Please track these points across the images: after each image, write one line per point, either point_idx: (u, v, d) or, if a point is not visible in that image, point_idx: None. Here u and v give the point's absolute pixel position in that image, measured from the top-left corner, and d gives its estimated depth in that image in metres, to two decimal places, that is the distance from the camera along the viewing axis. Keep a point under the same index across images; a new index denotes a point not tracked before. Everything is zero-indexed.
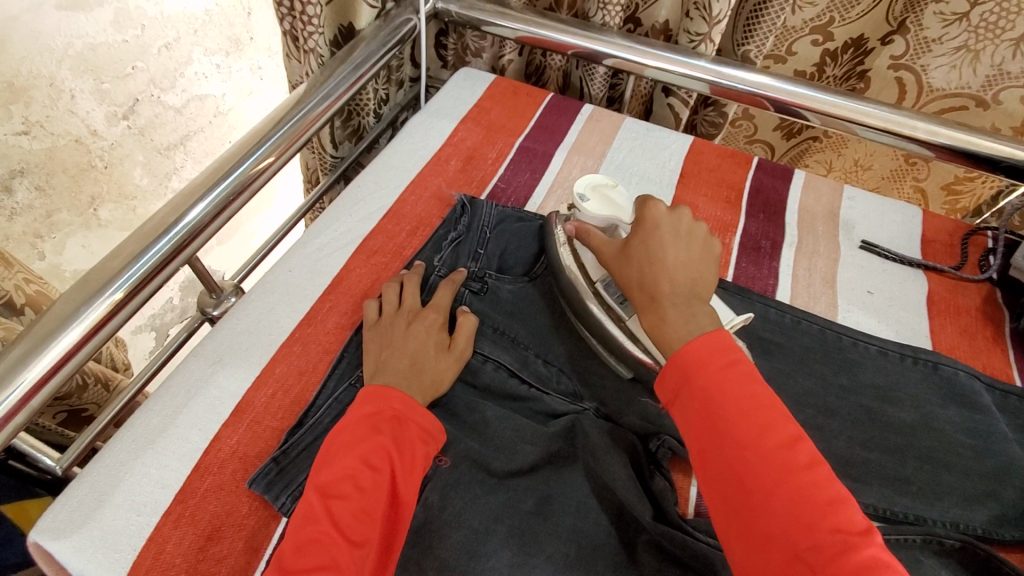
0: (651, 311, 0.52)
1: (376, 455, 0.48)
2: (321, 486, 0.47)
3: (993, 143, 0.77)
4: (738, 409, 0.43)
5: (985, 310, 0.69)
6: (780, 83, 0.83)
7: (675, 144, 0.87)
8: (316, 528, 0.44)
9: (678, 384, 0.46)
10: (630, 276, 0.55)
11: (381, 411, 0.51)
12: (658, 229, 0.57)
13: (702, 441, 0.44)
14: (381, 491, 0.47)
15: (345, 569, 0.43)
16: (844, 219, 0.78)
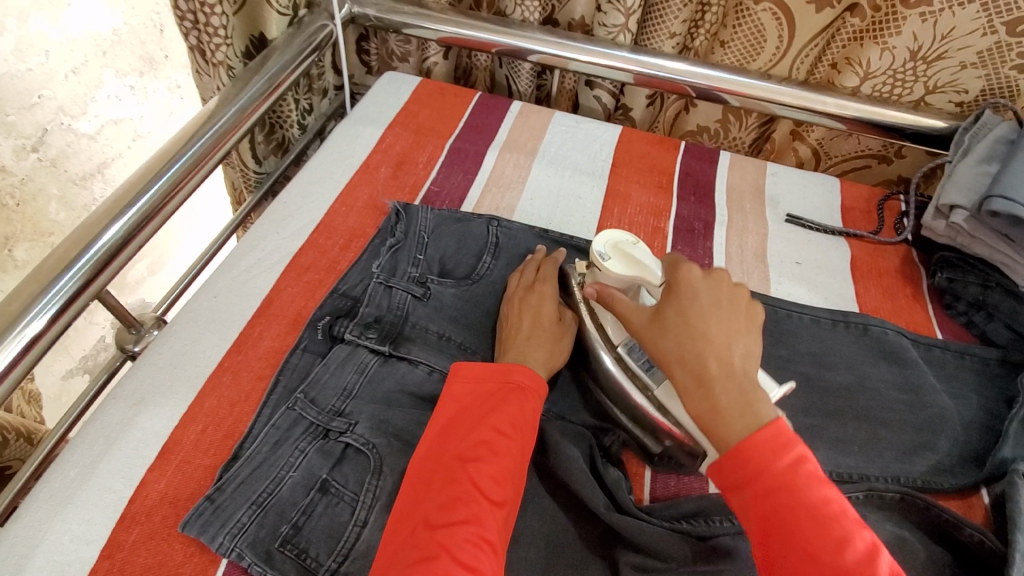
0: (699, 397, 0.46)
1: (510, 421, 0.50)
2: (454, 458, 0.48)
3: (897, 112, 0.81)
4: (808, 519, 0.40)
5: (904, 270, 0.72)
6: (695, 67, 0.86)
7: (605, 135, 0.88)
8: (452, 494, 0.45)
9: (742, 480, 0.43)
10: (668, 351, 0.49)
11: (515, 379, 0.53)
12: (692, 297, 0.50)
13: (772, 549, 0.40)
14: (515, 457, 0.48)
15: (489, 526, 0.44)
16: (769, 195, 0.81)
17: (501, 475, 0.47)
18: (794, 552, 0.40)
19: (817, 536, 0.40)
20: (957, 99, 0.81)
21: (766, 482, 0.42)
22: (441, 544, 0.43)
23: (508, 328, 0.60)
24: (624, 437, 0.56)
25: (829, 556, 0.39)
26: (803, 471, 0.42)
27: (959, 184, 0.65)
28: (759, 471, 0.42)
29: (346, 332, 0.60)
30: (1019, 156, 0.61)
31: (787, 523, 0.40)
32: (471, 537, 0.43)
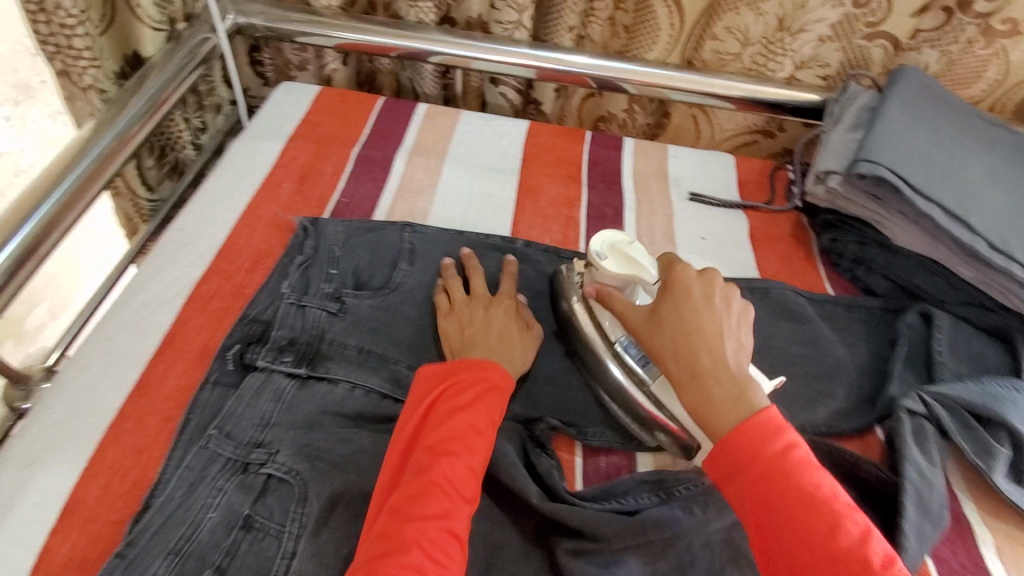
0: (695, 389, 0.47)
1: (482, 418, 0.50)
2: (426, 452, 0.47)
3: (776, 89, 0.87)
4: (801, 505, 0.41)
5: (796, 235, 0.78)
6: (592, 59, 0.88)
7: (512, 130, 0.89)
8: (422, 489, 0.45)
9: (734, 468, 0.44)
10: (666, 349, 0.50)
11: (487, 376, 0.53)
12: (688, 294, 0.51)
13: (766, 534, 0.42)
14: (485, 454, 0.49)
15: (457, 521, 0.44)
16: (672, 176, 0.85)
17: (471, 473, 0.47)
18: (787, 535, 0.41)
19: (809, 525, 0.41)
20: (823, 73, 0.88)
21: (758, 467, 0.43)
22: (412, 540, 0.42)
23: (475, 330, 0.59)
24: (553, 427, 0.58)
25: (821, 538, 0.40)
26: (795, 457, 0.43)
27: (832, 152, 0.70)
28: (748, 455, 0.43)
29: (259, 359, 0.57)
30: (879, 123, 0.67)
31: (780, 510, 0.41)
32: (441, 533, 0.43)
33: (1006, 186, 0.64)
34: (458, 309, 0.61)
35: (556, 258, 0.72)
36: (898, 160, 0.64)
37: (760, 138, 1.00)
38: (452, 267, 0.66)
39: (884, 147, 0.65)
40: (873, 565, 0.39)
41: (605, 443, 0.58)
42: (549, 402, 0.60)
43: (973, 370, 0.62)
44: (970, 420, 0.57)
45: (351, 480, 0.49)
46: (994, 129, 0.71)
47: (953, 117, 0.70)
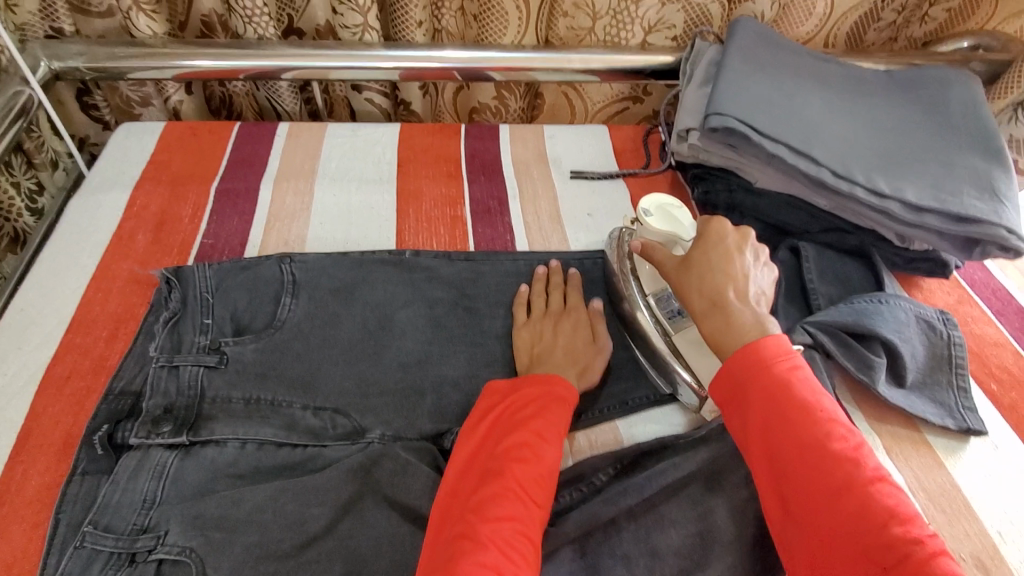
0: (712, 318, 0.51)
1: (549, 428, 0.51)
2: (504, 456, 0.48)
3: (633, 56, 0.89)
4: (798, 413, 0.44)
5: (674, 193, 0.82)
6: (453, 51, 0.87)
7: (384, 136, 0.86)
8: (501, 487, 0.45)
9: (738, 386, 0.47)
10: (691, 285, 0.53)
11: (555, 383, 0.54)
12: (716, 236, 0.54)
13: (761, 431, 0.45)
14: (555, 463, 0.49)
15: (530, 524, 0.44)
16: (551, 158, 0.86)
17: (543, 479, 0.47)
18: (783, 441, 0.44)
19: (803, 430, 0.43)
20: (671, 34, 0.91)
21: (761, 379, 0.46)
22: (483, 539, 0.42)
23: (542, 340, 0.61)
24: None
25: (820, 450, 0.42)
26: (798, 375, 0.46)
27: (686, 108, 0.73)
28: (755, 375, 0.46)
29: (131, 436, 0.52)
30: (723, 76, 0.70)
31: (785, 427, 0.44)
32: (512, 532, 0.43)
33: (841, 116, 0.69)
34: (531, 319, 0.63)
35: (447, 260, 0.69)
36: (744, 108, 0.67)
37: (630, 104, 1.02)
38: (542, 281, 0.67)
39: (729, 98, 0.68)
40: (864, 469, 0.41)
41: None
42: (458, 408, 0.57)
43: (843, 291, 0.67)
44: (847, 339, 0.61)
45: (251, 542, 0.45)
46: (823, 64, 0.76)
47: (787, 59, 0.75)
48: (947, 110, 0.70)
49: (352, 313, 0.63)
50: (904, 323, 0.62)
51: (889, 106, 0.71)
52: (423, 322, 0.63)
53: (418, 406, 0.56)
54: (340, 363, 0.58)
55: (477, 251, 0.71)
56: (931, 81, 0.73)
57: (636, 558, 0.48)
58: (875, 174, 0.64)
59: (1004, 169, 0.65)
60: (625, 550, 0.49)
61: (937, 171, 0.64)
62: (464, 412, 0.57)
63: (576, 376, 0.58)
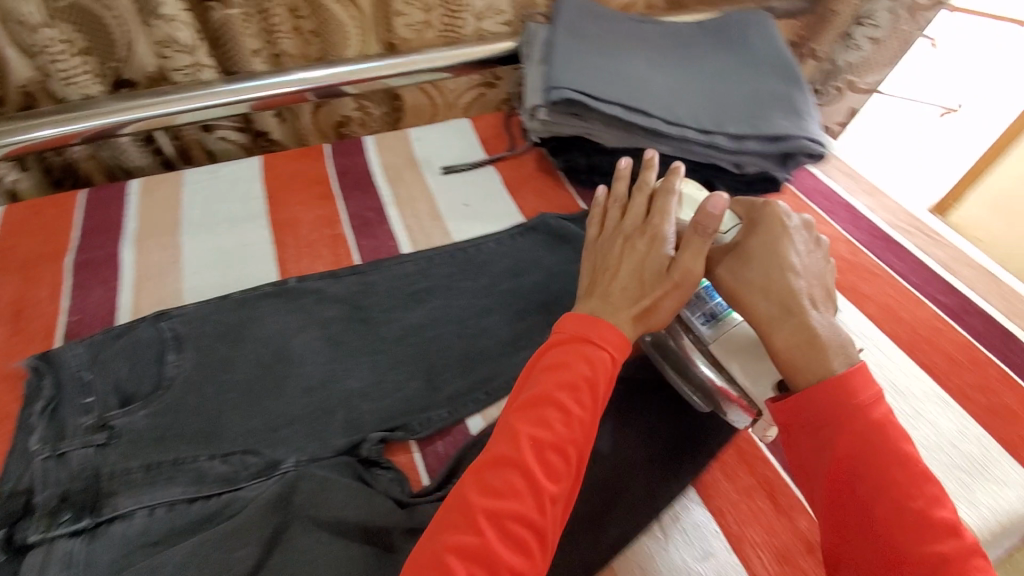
0: (784, 325, 0.51)
1: (578, 394, 0.49)
2: (523, 426, 0.47)
3: (475, 48, 0.95)
4: (880, 459, 0.45)
5: (542, 169, 0.86)
6: (300, 74, 0.88)
7: (246, 171, 0.84)
8: (512, 466, 0.45)
9: (816, 418, 0.48)
10: (754, 283, 0.54)
11: (602, 337, 0.51)
12: (782, 234, 0.55)
13: (836, 469, 0.46)
14: (576, 435, 0.47)
15: (530, 504, 0.44)
16: (421, 159, 0.87)
17: (564, 457, 0.46)
18: (861, 483, 0.45)
19: (885, 477, 0.44)
20: (502, 19, 0.96)
21: (842, 418, 0.47)
22: (482, 524, 0.43)
23: (598, 268, 0.58)
24: (380, 439, 0.55)
25: (900, 499, 0.43)
26: (882, 422, 0.46)
27: (531, 88, 0.78)
28: (840, 410, 0.47)
29: (27, 535, 0.49)
30: (555, 52, 0.75)
31: (865, 472, 0.45)
32: (511, 515, 0.43)
33: (664, 70, 0.76)
34: (597, 246, 0.60)
35: (335, 278, 0.70)
36: (578, 78, 0.72)
37: (485, 90, 1.05)
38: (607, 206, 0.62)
39: (563, 71, 0.72)
40: (943, 527, 0.42)
41: (435, 428, 0.57)
42: (371, 415, 0.57)
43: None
44: None
45: None
46: (642, 25, 0.83)
47: (609, 26, 0.81)
48: (748, 46, 0.80)
49: (246, 354, 0.62)
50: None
51: (701, 52, 0.79)
52: (321, 343, 0.63)
53: (330, 425, 0.56)
54: (243, 405, 0.58)
55: (364, 263, 0.72)
56: (733, 24, 0.82)
57: None
58: (699, 114, 0.71)
59: (801, 89, 0.75)
60: None
61: (750, 102, 0.73)
62: (377, 417, 0.57)
63: (643, 320, 0.54)
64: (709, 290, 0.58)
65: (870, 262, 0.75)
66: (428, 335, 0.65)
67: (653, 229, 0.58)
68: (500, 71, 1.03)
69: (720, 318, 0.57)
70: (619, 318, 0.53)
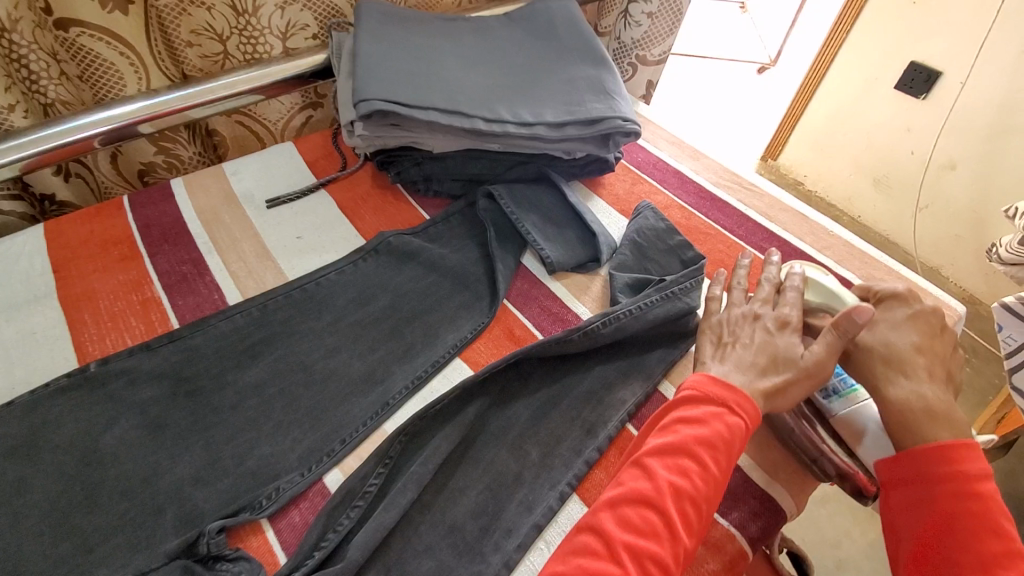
0: (899, 391, 0.52)
1: (718, 452, 0.48)
2: (665, 471, 0.47)
3: (285, 65, 0.85)
4: (978, 526, 0.45)
5: (378, 184, 0.82)
6: (73, 121, 0.73)
7: (22, 245, 0.71)
8: (652, 505, 0.45)
9: (913, 473, 0.49)
10: (875, 353, 0.54)
11: (741, 403, 0.50)
12: (907, 316, 0.55)
13: (935, 526, 0.47)
14: (712, 488, 0.47)
15: (669, 550, 0.43)
16: (241, 194, 0.79)
17: (700, 508, 0.46)
18: (953, 544, 0.46)
19: (978, 545, 0.45)
20: (309, 34, 0.90)
21: (946, 479, 0.47)
22: (622, 557, 0.43)
23: (726, 344, 0.57)
24: (220, 528, 0.48)
25: (988, 570, 0.44)
26: (986, 493, 0.47)
27: (341, 103, 0.72)
28: (937, 470, 0.48)
29: None
30: (360, 62, 0.71)
31: (960, 535, 0.46)
32: (647, 553, 0.43)
33: (477, 68, 0.75)
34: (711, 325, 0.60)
35: (149, 352, 0.60)
36: (386, 87, 0.68)
37: (311, 110, 0.98)
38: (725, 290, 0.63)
39: (370, 82, 0.68)
40: None
41: (288, 496, 0.51)
42: (211, 502, 0.50)
43: (540, 213, 0.75)
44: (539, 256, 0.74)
45: None
46: (450, 24, 0.80)
47: (415, 29, 0.78)
48: (557, 34, 0.80)
49: (41, 468, 0.51)
50: (583, 241, 0.73)
51: (514, 46, 0.79)
52: (139, 432, 0.54)
53: (160, 526, 0.48)
54: (43, 531, 0.48)
55: (183, 326, 0.63)
56: (539, 14, 0.82)
57: (440, 543, 0.49)
58: (518, 108, 0.71)
59: (610, 70, 0.77)
60: (428, 542, 0.49)
61: (563, 89, 0.73)
62: (218, 502, 0.50)
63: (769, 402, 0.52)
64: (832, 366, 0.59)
65: (701, 222, 0.79)
66: (271, 392, 0.58)
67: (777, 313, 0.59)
68: (322, 87, 0.96)
69: (842, 394, 0.57)
70: (756, 388, 0.52)
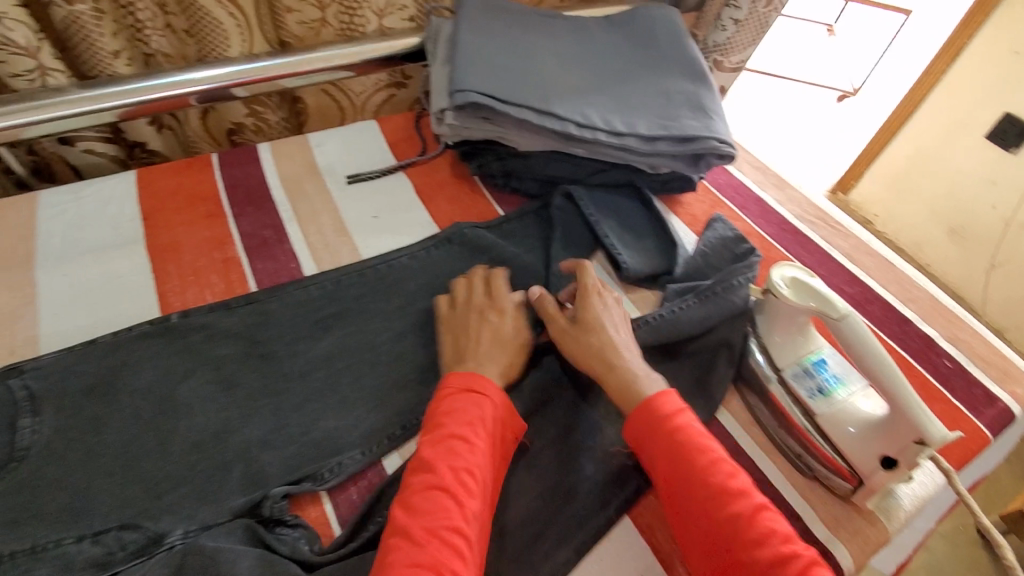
0: (610, 376, 0.55)
1: (474, 428, 0.50)
2: (434, 456, 0.48)
3: (380, 44, 0.86)
4: (685, 452, 0.49)
5: (457, 173, 0.82)
6: (176, 76, 0.76)
7: (116, 189, 0.74)
8: (440, 489, 0.46)
9: (637, 433, 0.52)
10: (591, 349, 0.57)
11: (482, 386, 0.53)
12: (597, 305, 0.60)
13: (665, 472, 0.49)
14: (482, 460, 0.48)
15: (464, 517, 0.45)
16: (323, 166, 0.81)
17: (480, 477, 0.48)
18: (680, 477, 0.48)
19: (692, 471, 0.48)
20: (406, 15, 0.90)
21: (652, 424, 0.51)
22: (426, 539, 0.44)
23: (468, 339, 0.58)
24: (283, 495, 0.50)
25: (707, 485, 0.47)
26: (682, 421, 0.51)
27: (435, 90, 0.72)
28: (645, 422, 0.51)
29: None
30: (459, 51, 0.71)
31: (681, 474, 0.48)
32: (450, 531, 0.44)
33: (573, 69, 0.74)
34: (455, 318, 0.60)
35: (226, 310, 0.62)
36: (483, 81, 0.68)
37: (394, 90, 0.99)
38: (478, 282, 0.63)
39: (467, 73, 0.68)
40: (747, 508, 0.46)
41: (347, 473, 0.53)
42: (274, 467, 0.52)
43: (616, 219, 0.74)
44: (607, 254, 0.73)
45: None
46: (550, 21, 0.79)
47: (516, 22, 0.77)
48: (657, 44, 0.79)
49: (119, 409, 0.53)
50: (663, 249, 0.72)
51: (610, 50, 0.78)
52: (212, 388, 0.56)
53: (225, 483, 0.50)
54: (117, 470, 0.50)
55: (259, 290, 0.65)
56: (640, 21, 0.81)
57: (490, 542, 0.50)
58: (611, 116, 0.70)
59: (709, 88, 0.75)
60: None
61: (659, 102, 0.72)
62: (281, 470, 0.52)
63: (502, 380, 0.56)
64: (817, 365, 0.59)
65: (782, 256, 0.76)
66: (339, 367, 0.59)
67: (503, 304, 0.61)
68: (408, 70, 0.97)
69: (826, 394, 0.57)
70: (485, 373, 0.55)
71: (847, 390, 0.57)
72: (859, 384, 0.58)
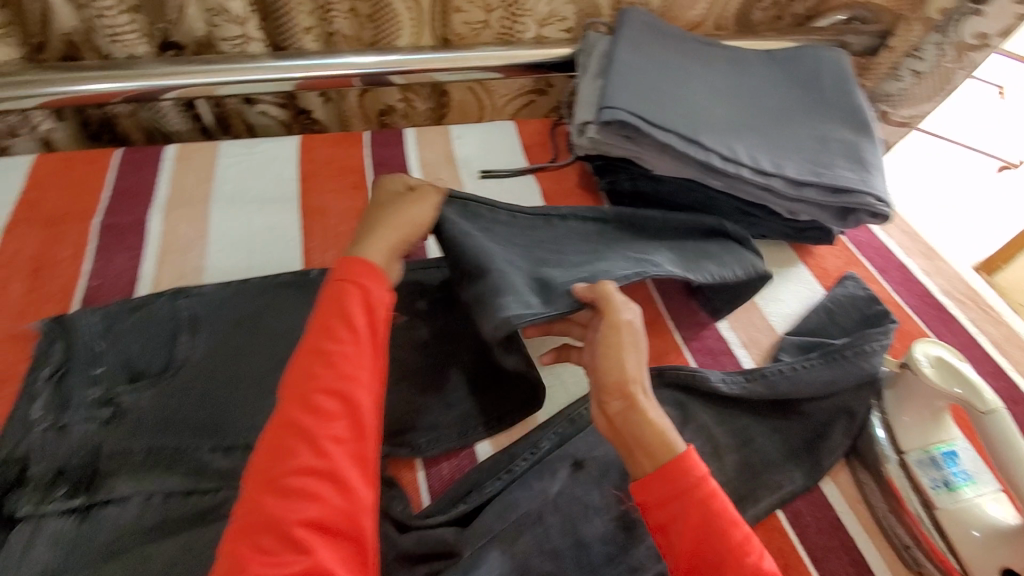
0: (636, 422, 0.47)
1: (327, 371, 0.45)
2: (294, 401, 0.45)
3: (534, 51, 0.89)
4: (719, 526, 0.44)
5: (584, 185, 0.83)
6: (350, 59, 0.83)
7: (282, 150, 0.82)
8: (296, 437, 0.43)
9: (664, 495, 0.45)
10: (625, 378, 0.49)
11: (365, 284, 0.50)
12: (637, 330, 0.52)
13: (694, 543, 0.44)
14: (339, 404, 0.45)
15: (317, 463, 0.42)
16: (460, 158, 0.85)
17: (346, 420, 0.44)
18: (711, 551, 0.43)
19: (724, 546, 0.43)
20: (563, 27, 0.92)
21: (686, 488, 0.45)
22: (270, 495, 0.41)
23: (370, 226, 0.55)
24: (385, 455, 0.56)
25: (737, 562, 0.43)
26: (711, 490, 0.45)
27: (582, 102, 0.74)
28: (678, 484, 0.45)
29: (20, 507, 0.47)
30: (615, 68, 0.72)
31: (711, 548, 0.43)
32: (297, 483, 0.41)
33: (727, 101, 0.73)
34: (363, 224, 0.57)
35: None
36: (635, 100, 0.69)
37: (534, 96, 1.02)
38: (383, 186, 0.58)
39: (621, 92, 0.69)
40: None
41: (442, 449, 0.58)
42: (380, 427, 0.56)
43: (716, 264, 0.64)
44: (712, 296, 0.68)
45: None
46: (708, 49, 0.78)
47: (675, 46, 0.77)
48: (820, 86, 0.75)
49: (260, 344, 0.60)
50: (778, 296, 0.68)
51: (767, 86, 0.75)
52: None
53: None
54: (250, 399, 0.56)
55: None
56: (804, 59, 0.78)
57: (566, 549, 0.51)
58: (759, 154, 0.68)
59: (870, 140, 0.71)
60: (555, 545, 0.51)
61: (813, 146, 0.69)
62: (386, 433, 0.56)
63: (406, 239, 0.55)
64: (945, 455, 0.54)
65: (920, 331, 0.70)
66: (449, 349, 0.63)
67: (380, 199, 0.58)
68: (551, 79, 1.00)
69: (950, 488, 0.52)
70: (367, 253, 0.52)
71: (977, 489, 0.52)
72: (990, 487, 0.53)
